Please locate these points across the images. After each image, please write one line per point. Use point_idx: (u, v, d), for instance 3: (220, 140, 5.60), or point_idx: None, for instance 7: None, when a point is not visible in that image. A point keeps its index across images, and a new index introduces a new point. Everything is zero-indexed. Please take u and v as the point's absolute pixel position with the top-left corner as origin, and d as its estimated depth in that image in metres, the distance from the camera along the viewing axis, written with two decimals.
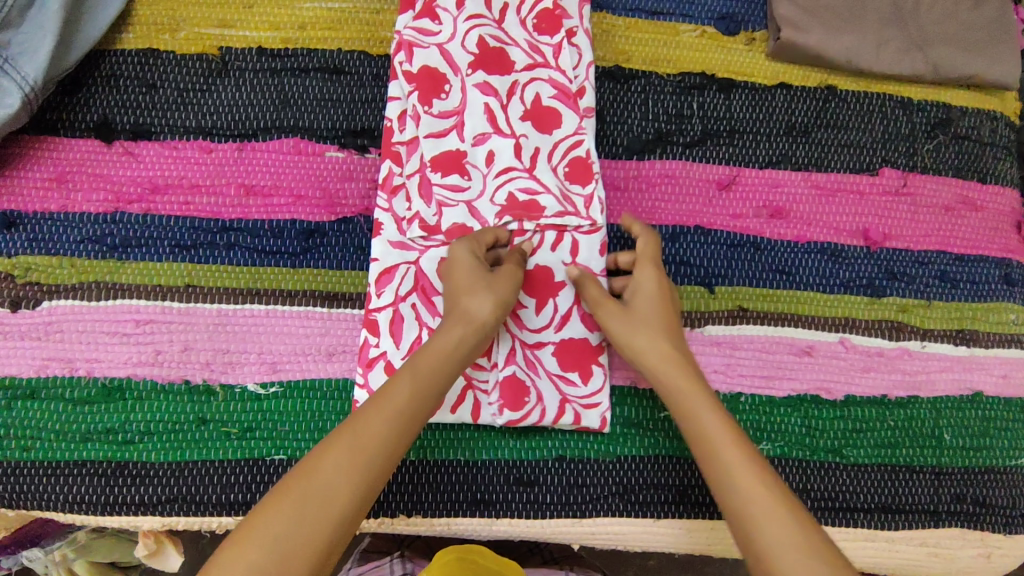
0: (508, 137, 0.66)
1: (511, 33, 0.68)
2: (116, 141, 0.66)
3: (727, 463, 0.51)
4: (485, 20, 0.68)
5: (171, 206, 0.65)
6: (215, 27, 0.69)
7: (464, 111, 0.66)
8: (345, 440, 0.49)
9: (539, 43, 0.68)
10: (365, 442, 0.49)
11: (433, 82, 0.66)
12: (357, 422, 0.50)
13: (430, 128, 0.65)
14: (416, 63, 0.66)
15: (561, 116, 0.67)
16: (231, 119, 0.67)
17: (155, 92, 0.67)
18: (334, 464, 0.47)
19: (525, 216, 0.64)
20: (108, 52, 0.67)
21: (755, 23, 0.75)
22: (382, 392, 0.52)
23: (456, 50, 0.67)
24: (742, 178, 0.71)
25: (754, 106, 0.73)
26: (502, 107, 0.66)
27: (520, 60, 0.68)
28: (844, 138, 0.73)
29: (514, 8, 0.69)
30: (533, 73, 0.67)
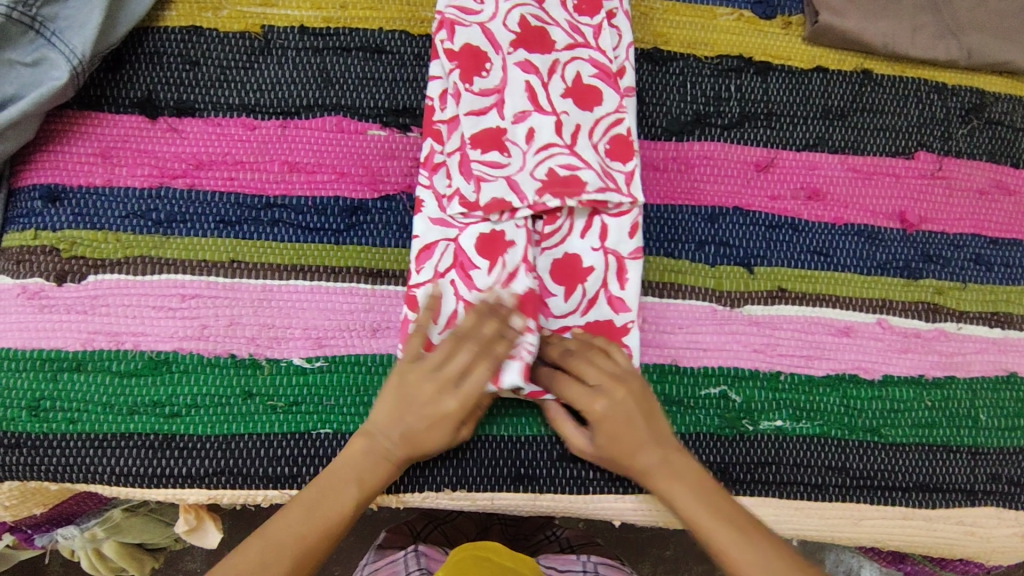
0: (549, 115, 0.66)
1: (552, 13, 0.68)
2: (160, 118, 0.66)
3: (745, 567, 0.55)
4: (527, 1, 0.68)
5: (215, 181, 0.65)
6: (257, 5, 0.69)
7: (505, 89, 0.66)
8: (282, 553, 0.54)
9: (579, 23, 0.69)
10: (303, 560, 0.55)
11: (474, 60, 0.66)
12: (292, 528, 0.55)
13: (470, 105, 0.65)
14: (458, 41, 0.66)
15: (602, 94, 0.67)
16: (275, 97, 0.67)
17: (198, 69, 0.67)
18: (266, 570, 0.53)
19: (566, 190, 0.63)
20: (151, 29, 0.67)
21: (791, 7, 0.76)
22: (328, 494, 0.56)
23: (498, 29, 0.67)
24: (780, 160, 0.71)
25: (791, 89, 0.73)
26: (543, 85, 0.66)
27: (561, 39, 0.68)
28: (880, 122, 0.74)
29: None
30: (573, 52, 0.68)
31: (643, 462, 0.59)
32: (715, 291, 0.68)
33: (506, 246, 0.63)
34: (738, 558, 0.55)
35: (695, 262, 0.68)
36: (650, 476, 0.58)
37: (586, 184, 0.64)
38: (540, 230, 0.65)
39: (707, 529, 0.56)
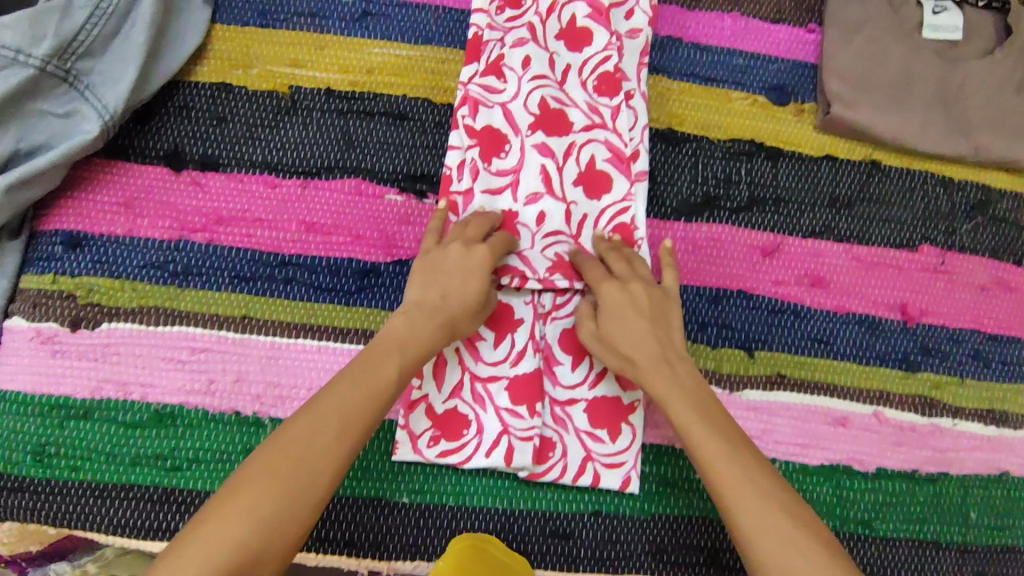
0: (561, 199, 0.68)
1: (572, 95, 0.72)
2: (184, 171, 0.68)
3: (725, 478, 0.52)
4: (548, 81, 0.71)
5: (232, 237, 0.66)
6: (288, 66, 0.72)
7: (522, 168, 0.69)
8: (334, 419, 0.51)
9: (598, 104, 0.72)
10: (359, 423, 0.52)
11: (494, 141, 0.69)
12: (344, 394, 0.52)
13: (487, 181, 0.68)
14: (479, 119, 0.70)
15: (613, 179, 0.70)
16: (298, 156, 0.69)
17: (225, 125, 0.69)
18: (321, 438, 0.50)
19: (574, 275, 0.66)
20: (183, 82, 0.69)
21: (804, 95, 0.78)
22: (368, 363, 0.54)
23: (519, 109, 0.70)
24: (785, 246, 0.73)
25: (799, 176, 0.75)
26: (558, 168, 0.69)
27: (578, 120, 0.71)
28: (885, 213, 0.76)
29: (576, 70, 0.73)
30: (589, 135, 0.71)
31: (636, 358, 0.59)
32: (715, 373, 0.69)
33: (513, 321, 0.65)
34: (719, 468, 0.53)
35: (696, 343, 0.69)
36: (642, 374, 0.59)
37: None
38: (548, 303, 0.66)
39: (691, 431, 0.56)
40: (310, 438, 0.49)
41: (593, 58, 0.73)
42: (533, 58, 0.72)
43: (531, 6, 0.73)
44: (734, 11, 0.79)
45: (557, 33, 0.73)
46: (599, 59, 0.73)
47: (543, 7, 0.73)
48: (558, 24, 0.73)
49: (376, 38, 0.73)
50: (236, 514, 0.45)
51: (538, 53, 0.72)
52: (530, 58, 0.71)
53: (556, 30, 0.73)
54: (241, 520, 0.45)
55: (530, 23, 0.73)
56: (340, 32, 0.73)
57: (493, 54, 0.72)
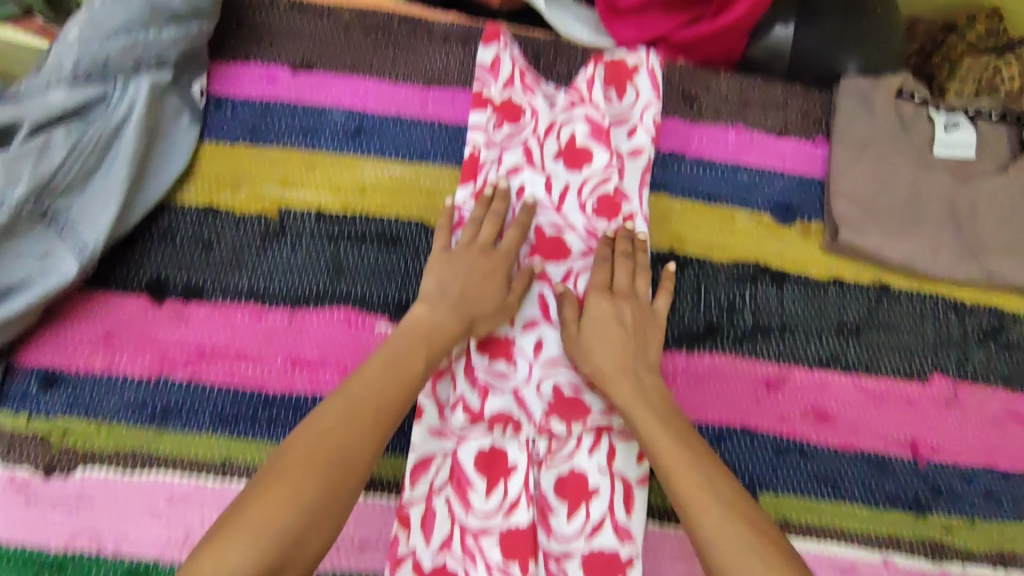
0: (558, 329, 0.67)
1: (570, 218, 0.70)
2: (166, 302, 0.65)
3: (688, 492, 0.53)
4: (545, 206, 0.70)
5: (215, 374, 0.64)
6: (277, 186, 0.69)
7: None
8: (368, 411, 0.53)
9: (596, 228, 0.70)
10: (387, 415, 0.54)
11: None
12: (377, 391, 0.55)
13: None
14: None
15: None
16: (284, 284, 0.66)
17: (210, 251, 0.66)
18: (355, 439, 0.52)
19: (571, 416, 0.65)
20: (168, 206, 0.67)
21: (810, 213, 0.75)
22: (393, 369, 0.56)
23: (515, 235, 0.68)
24: (791, 378, 0.70)
25: (805, 302, 0.73)
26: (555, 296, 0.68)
27: (575, 246, 0.70)
28: (894, 341, 0.73)
29: (574, 191, 0.71)
30: (586, 261, 0.70)
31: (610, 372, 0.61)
32: None
33: (506, 467, 0.63)
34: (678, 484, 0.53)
35: None
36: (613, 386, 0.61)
37: (591, 409, 0.65)
38: (542, 447, 0.64)
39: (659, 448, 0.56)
40: (344, 429, 0.52)
41: (591, 179, 0.71)
42: (529, 182, 0.70)
43: (529, 121, 0.72)
44: (737, 122, 0.77)
45: (555, 153, 0.71)
46: (598, 181, 0.70)
47: (541, 126, 0.72)
48: (556, 143, 0.71)
49: (369, 155, 0.71)
50: (271, 510, 0.46)
51: (535, 177, 0.71)
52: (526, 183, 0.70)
53: (555, 150, 0.71)
54: (286, 505, 0.47)
55: (527, 143, 0.71)
56: (332, 149, 0.70)
57: (487, 176, 0.70)
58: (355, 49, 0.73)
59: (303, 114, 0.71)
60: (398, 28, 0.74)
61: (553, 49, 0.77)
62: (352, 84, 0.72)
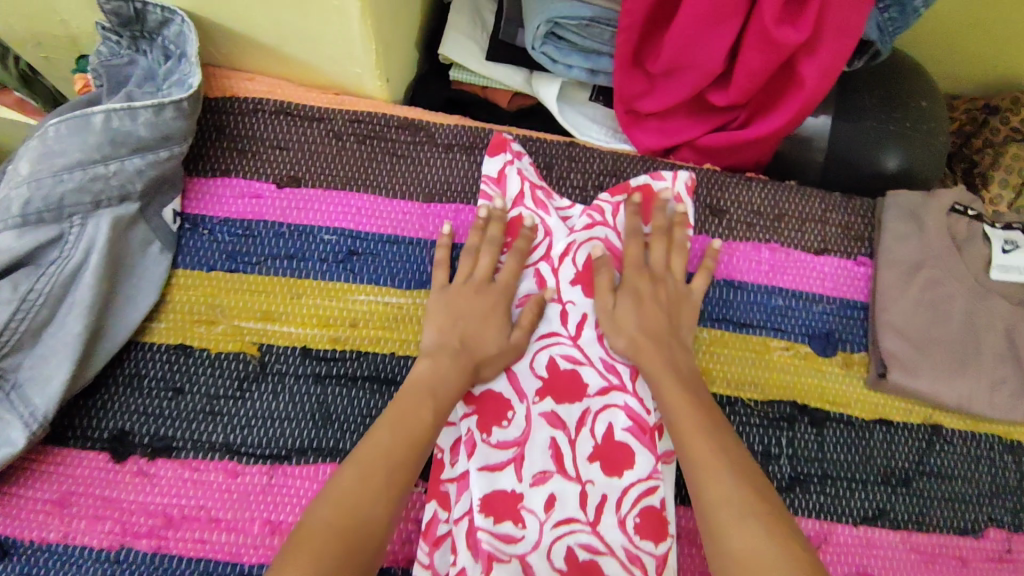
0: (573, 482, 0.58)
1: (588, 351, 0.63)
2: (130, 459, 0.58)
3: (716, 491, 0.51)
4: (559, 337, 0.63)
5: (184, 543, 0.56)
6: (258, 320, 0.61)
7: (526, 443, 0.59)
8: (379, 469, 0.51)
9: (615, 362, 0.62)
10: (399, 476, 0.51)
11: (495, 409, 0.60)
12: (388, 446, 0.52)
13: (485, 460, 0.58)
14: (478, 387, 0.61)
15: (634, 454, 0.59)
16: (264, 434, 0.59)
17: (181, 398, 0.59)
18: (367, 503, 0.49)
19: None
20: (137, 343, 0.60)
21: (852, 342, 0.68)
22: (400, 422, 0.53)
23: (525, 373, 0.62)
24: (834, 536, 0.63)
25: (848, 445, 0.65)
26: (570, 442, 0.60)
27: (594, 382, 0.62)
28: (946, 489, 0.66)
29: (592, 321, 0.64)
30: (606, 399, 0.61)
31: (653, 365, 0.59)
32: None
33: None
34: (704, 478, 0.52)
35: None
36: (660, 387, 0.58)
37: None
38: None
39: (706, 473, 0.52)
40: (359, 491, 0.49)
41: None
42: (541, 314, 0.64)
43: (543, 242, 0.66)
44: (772, 239, 0.70)
45: (571, 277, 0.64)
46: None
47: (556, 249, 0.65)
48: (573, 266, 0.65)
49: (362, 283, 0.63)
50: None
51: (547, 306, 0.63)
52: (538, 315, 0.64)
53: (571, 274, 0.64)
54: (305, 563, 0.44)
55: (538, 269, 0.65)
56: (320, 276, 0.63)
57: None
58: (349, 160, 0.66)
59: (290, 236, 0.64)
60: (397, 136, 0.67)
61: (566, 154, 0.69)
62: (345, 201, 0.65)
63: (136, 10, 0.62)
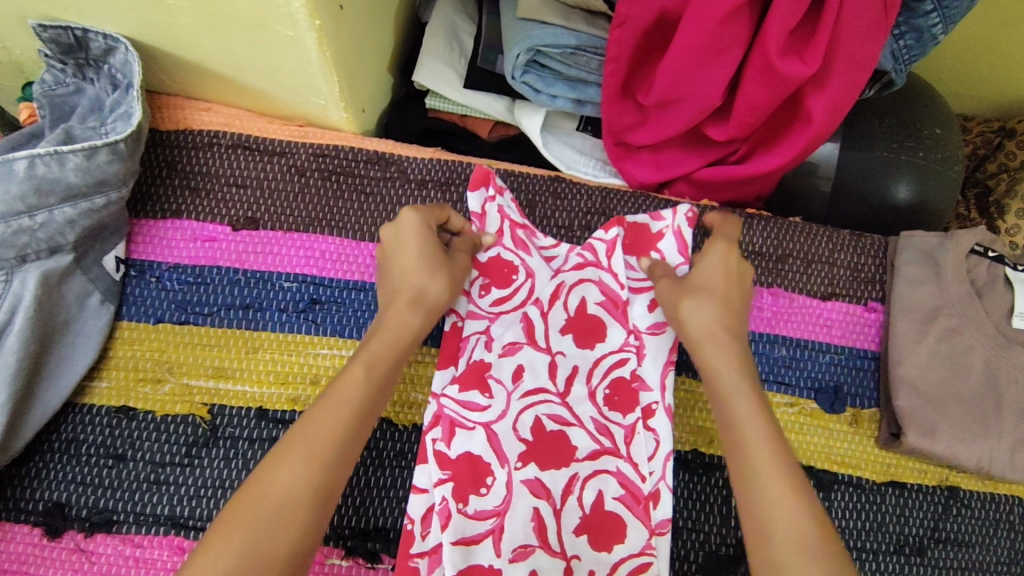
0: (558, 558, 0.51)
1: (577, 411, 0.55)
2: (65, 535, 0.52)
3: (767, 473, 0.44)
4: (549, 394, 0.55)
5: None
6: (209, 377, 0.56)
7: (506, 511, 0.51)
8: (383, 361, 0.48)
9: (608, 423, 0.55)
10: (378, 363, 0.48)
11: (473, 472, 0.52)
12: (314, 427, 0.44)
13: (461, 532, 0.50)
14: (454, 448, 0.52)
15: (626, 527, 0.53)
16: (214, 506, 0.53)
17: (124, 466, 0.54)
18: (290, 494, 0.42)
19: None
20: (76, 404, 0.54)
21: (863, 397, 0.63)
22: (326, 405, 0.45)
23: (507, 434, 0.53)
24: None
25: (859, 511, 0.60)
26: (554, 513, 0.52)
27: (583, 445, 0.54)
28: (965, 559, 0.60)
29: (584, 374, 0.56)
30: (596, 464, 0.54)
31: (696, 321, 0.52)
32: None
33: None
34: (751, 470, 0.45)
35: None
36: (698, 337, 0.52)
37: None
38: None
39: (755, 454, 0.46)
40: (333, 407, 0.45)
41: (605, 360, 0.57)
42: (528, 366, 0.55)
43: (524, 284, 0.57)
44: (774, 283, 0.64)
45: (562, 325, 0.57)
46: (612, 362, 0.57)
47: (544, 292, 0.58)
48: (564, 313, 0.58)
49: (324, 335, 0.58)
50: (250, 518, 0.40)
51: (535, 360, 0.56)
52: (524, 365, 0.55)
53: (562, 322, 0.57)
54: (241, 530, 0.40)
55: (527, 313, 0.57)
56: (278, 327, 0.58)
57: (473, 360, 0.55)
58: (312, 200, 0.61)
59: (244, 284, 0.58)
60: (366, 172, 0.62)
61: (551, 189, 0.64)
62: (307, 245, 0.60)
63: (77, 36, 0.56)
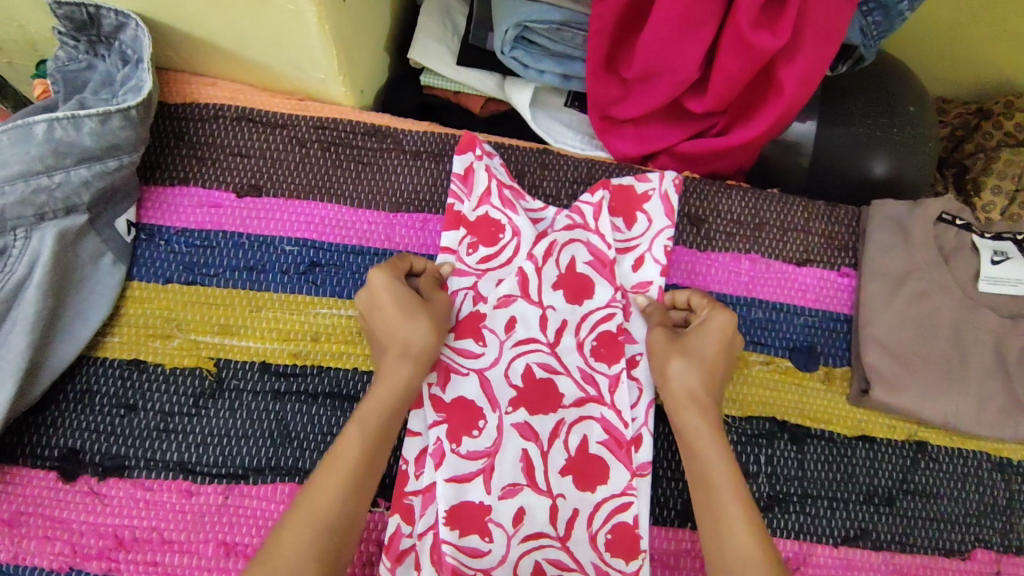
0: (544, 496, 0.56)
1: (565, 360, 0.59)
2: (79, 479, 0.56)
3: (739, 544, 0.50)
4: (539, 344, 0.59)
5: (135, 567, 0.54)
6: (215, 333, 0.59)
7: (496, 453, 0.56)
8: (376, 417, 0.52)
9: (594, 372, 0.59)
10: (372, 430, 0.52)
11: (467, 416, 0.56)
12: (313, 496, 0.49)
13: (452, 472, 0.55)
14: (449, 392, 0.57)
15: (608, 468, 0.57)
16: (220, 452, 0.57)
17: (135, 415, 0.57)
18: (301, 555, 0.46)
19: None
20: (89, 358, 0.58)
21: (835, 356, 0.66)
22: (327, 471, 0.50)
23: (498, 380, 0.58)
24: (813, 558, 0.61)
25: (832, 463, 0.63)
26: (542, 454, 0.57)
27: (570, 392, 0.59)
28: (933, 509, 0.63)
29: (572, 328, 0.60)
30: (582, 410, 0.58)
31: (681, 383, 0.56)
32: None
33: None
34: (709, 482, 0.53)
35: None
36: (681, 398, 0.56)
37: None
38: None
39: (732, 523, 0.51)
40: (333, 474, 0.50)
41: (593, 314, 0.61)
42: (519, 318, 0.59)
43: (510, 243, 0.61)
44: (751, 249, 0.68)
45: (554, 281, 0.61)
46: (599, 317, 0.61)
47: (537, 249, 0.61)
48: (555, 270, 0.61)
49: (324, 296, 0.61)
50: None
51: (527, 314, 0.60)
52: (516, 318, 0.59)
53: (553, 278, 0.61)
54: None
55: (522, 267, 0.60)
56: (281, 288, 0.61)
57: (467, 312, 0.59)
58: (312, 168, 0.64)
59: (249, 247, 0.61)
60: (364, 143, 0.65)
61: (539, 162, 0.67)
62: (309, 211, 0.63)
63: (90, 13, 0.60)
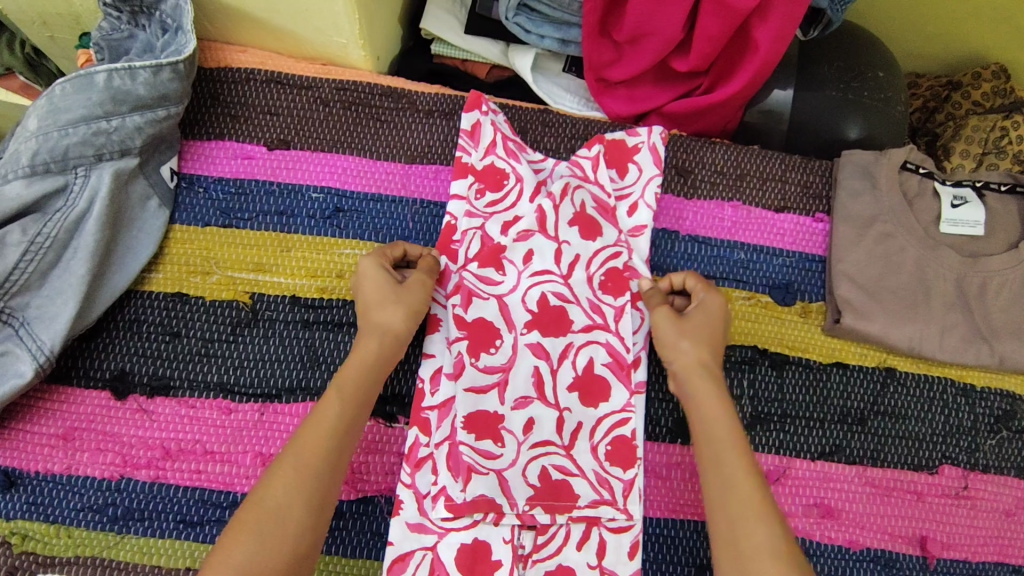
0: (551, 408, 0.61)
1: (576, 290, 0.65)
2: (129, 397, 0.62)
3: (745, 499, 0.53)
4: (553, 276, 0.65)
5: (181, 474, 0.60)
6: (250, 270, 0.66)
7: (511, 369, 0.61)
8: (355, 376, 0.56)
9: (601, 303, 0.65)
10: (350, 389, 0.55)
11: (485, 335, 0.62)
12: (300, 442, 0.52)
13: (472, 381, 0.60)
14: (471, 313, 0.62)
15: (609, 388, 0.63)
16: (255, 375, 0.63)
17: (178, 341, 0.63)
18: (287, 499, 0.50)
19: (556, 503, 0.59)
20: (136, 292, 0.64)
21: (811, 293, 0.73)
22: (311, 425, 0.53)
23: (516, 305, 0.64)
24: (792, 471, 0.67)
25: (808, 387, 0.69)
26: (552, 371, 0.62)
27: (579, 319, 0.64)
28: (902, 429, 0.70)
29: (584, 262, 0.66)
30: (590, 335, 0.64)
31: (692, 357, 0.61)
32: None
33: (490, 563, 0.57)
34: (723, 472, 0.55)
35: None
36: (690, 367, 0.60)
37: (579, 496, 0.60)
38: (529, 542, 0.59)
39: (735, 483, 0.54)
40: (315, 428, 0.53)
41: (603, 252, 0.67)
42: (537, 251, 0.65)
43: (514, 188, 0.67)
44: (734, 198, 0.74)
45: (570, 218, 0.66)
46: (609, 254, 0.67)
47: (555, 188, 0.66)
48: (572, 208, 0.66)
49: (348, 238, 0.68)
50: (256, 520, 0.48)
51: (543, 247, 0.65)
52: (534, 251, 0.65)
53: (570, 215, 0.66)
54: (249, 531, 0.48)
55: (541, 205, 0.66)
56: (309, 231, 0.67)
57: (491, 243, 0.65)
58: (337, 125, 0.71)
59: (279, 194, 0.68)
60: (382, 103, 0.72)
61: (541, 120, 0.74)
62: (334, 162, 0.70)
63: None
